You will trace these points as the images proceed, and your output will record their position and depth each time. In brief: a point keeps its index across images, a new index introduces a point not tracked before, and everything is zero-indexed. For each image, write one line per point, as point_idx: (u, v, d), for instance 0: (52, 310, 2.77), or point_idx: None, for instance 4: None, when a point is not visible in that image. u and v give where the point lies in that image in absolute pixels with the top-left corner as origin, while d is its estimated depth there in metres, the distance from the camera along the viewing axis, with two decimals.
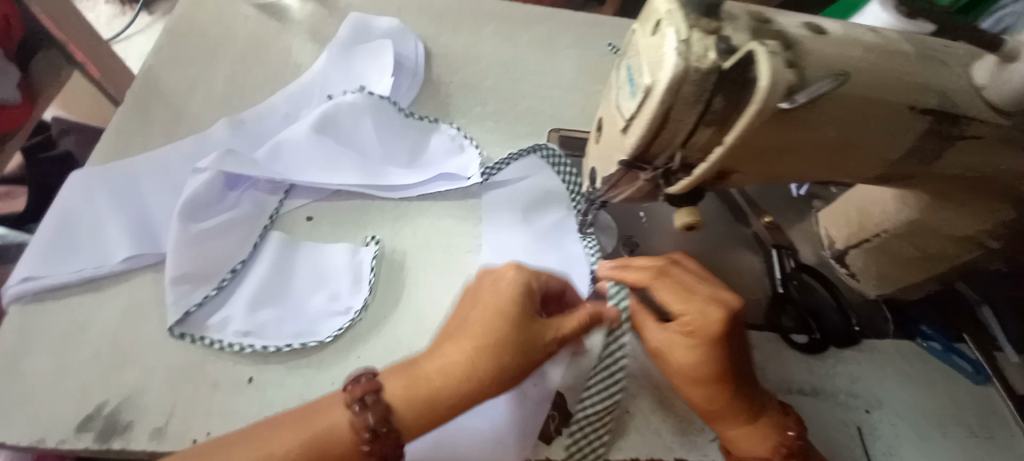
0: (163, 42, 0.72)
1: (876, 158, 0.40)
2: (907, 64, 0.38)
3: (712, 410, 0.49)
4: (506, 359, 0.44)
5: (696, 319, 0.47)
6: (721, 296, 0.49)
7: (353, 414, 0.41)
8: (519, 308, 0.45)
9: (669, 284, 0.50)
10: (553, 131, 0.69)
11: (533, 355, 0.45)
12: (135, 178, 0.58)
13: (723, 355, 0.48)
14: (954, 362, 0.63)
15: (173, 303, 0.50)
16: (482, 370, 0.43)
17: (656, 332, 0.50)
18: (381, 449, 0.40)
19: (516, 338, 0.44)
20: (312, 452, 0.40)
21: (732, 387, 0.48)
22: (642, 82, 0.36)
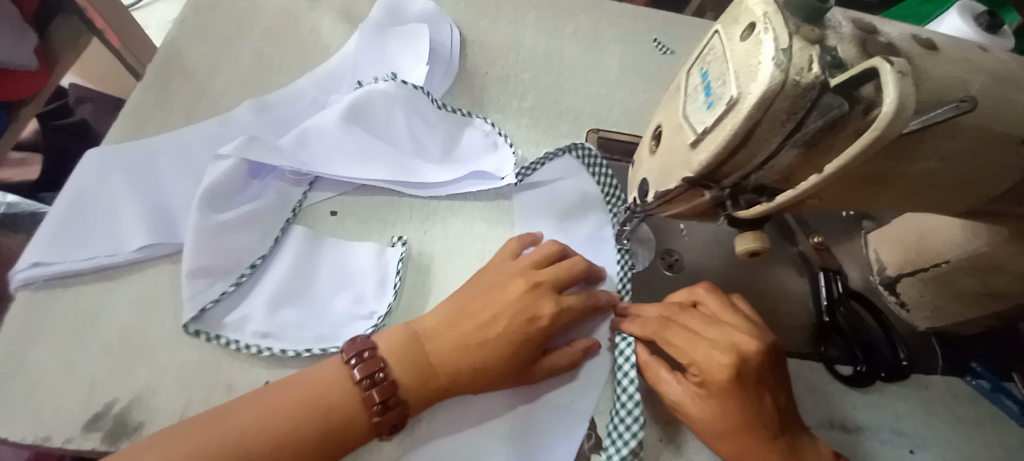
0: (186, 13, 0.68)
1: (969, 192, 0.36)
2: (1022, 92, 0.34)
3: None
4: (505, 374, 0.46)
5: (706, 366, 0.45)
6: (734, 339, 0.46)
7: (362, 392, 0.43)
8: (526, 334, 0.46)
9: (677, 331, 0.48)
10: (593, 132, 0.64)
11: (535, 375, 0.48)
12: (151, 161, 0.55)
13: (740, 404, 0.45)
14: (1001, 402, 0.60)
15: (188, 299, 0.47)
16: (482, 376, 0.45)
17: (671, 384, 0.47)
18: (392, 420, 0.43)
19: (518, 360, 0.46)
20: (332, 436, 0.41)
21: (758, 437, 0.45)
22: (726, 94, 0.32)
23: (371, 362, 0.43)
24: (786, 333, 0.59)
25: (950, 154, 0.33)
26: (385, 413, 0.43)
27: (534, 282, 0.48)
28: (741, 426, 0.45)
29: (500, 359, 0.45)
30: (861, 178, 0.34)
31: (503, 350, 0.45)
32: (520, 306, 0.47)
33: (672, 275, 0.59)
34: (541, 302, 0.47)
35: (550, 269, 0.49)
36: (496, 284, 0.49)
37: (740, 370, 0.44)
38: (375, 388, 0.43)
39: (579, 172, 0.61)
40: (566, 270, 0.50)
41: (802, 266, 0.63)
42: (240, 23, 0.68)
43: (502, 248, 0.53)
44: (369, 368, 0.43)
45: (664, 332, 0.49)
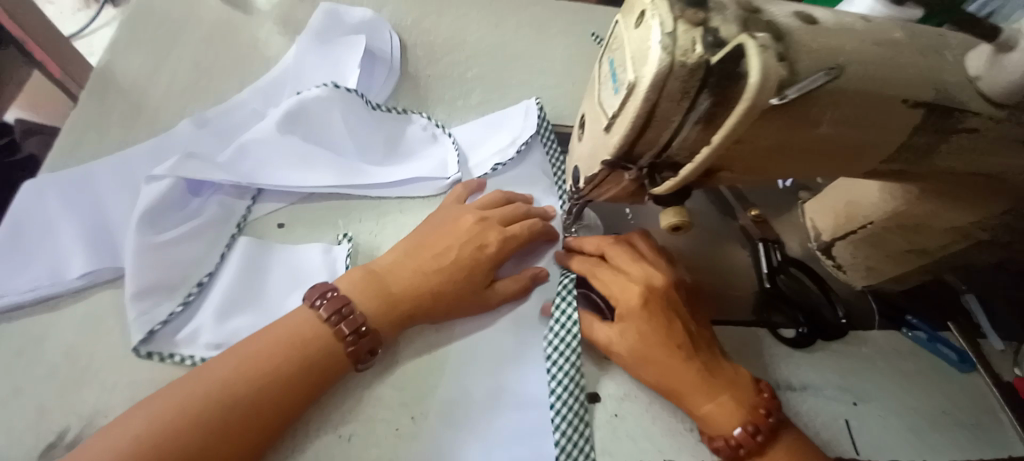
0: (123, 34, 0.68)
1: (869, 153, 0.39)
2: (900, 56, 0.36)
3: (616, 345, 0.50)
4: (453, 279, 0.51)
5: (621, 295, 0.52)
6: (648, 273, 0.53)
7: (331, 326, 0.45)
8: (473, 234, 0.53)
9: (604, 268, 0.54)
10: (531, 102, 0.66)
11: (478, 274, 0.52)
12: (90, 182, 0.54)
13: (665, 298, 0.51)
14: (938, 350, 0.63)
15: (135, 322, 0.47)
16: (442, 292, 0.50)
17: (603, 329, 0.51)
18: (365, 348, 0.45)
19: (462, 259, 0.51)
20: (303, 366, 0.43)
21: (663, 317, 0.50)
22: (626, 79, 0.34)
23: (334, 301, 0.45)
24: (730, 303, 0.62)
25: (839, 119, 0.35)
26: (357, 343, 0.45)
27: (481, 217, 0.54)
28: (658, 309, 0.51)
29: (450, 280, 0.50)
30: (764, 148, 0.37)
31: (454, 286, 0.50)
32: (470, 236, 0.53)
33: None
34: (488, 233, 0.53)
35: (496, 209, 0.55)
36: (447, 221, 0.55)
37: (648, 294, 0.51)
38: (343, 322, 0.45)
39: (531, 159, 0.64)
40: (510, 211, 0.56)
41: (744, 238, 0.66)
42: (175, 42, 0.68)
43: (449, 193, 0.59)
44: (335, 305, 0.45)
45: (594, 268, 0.54)
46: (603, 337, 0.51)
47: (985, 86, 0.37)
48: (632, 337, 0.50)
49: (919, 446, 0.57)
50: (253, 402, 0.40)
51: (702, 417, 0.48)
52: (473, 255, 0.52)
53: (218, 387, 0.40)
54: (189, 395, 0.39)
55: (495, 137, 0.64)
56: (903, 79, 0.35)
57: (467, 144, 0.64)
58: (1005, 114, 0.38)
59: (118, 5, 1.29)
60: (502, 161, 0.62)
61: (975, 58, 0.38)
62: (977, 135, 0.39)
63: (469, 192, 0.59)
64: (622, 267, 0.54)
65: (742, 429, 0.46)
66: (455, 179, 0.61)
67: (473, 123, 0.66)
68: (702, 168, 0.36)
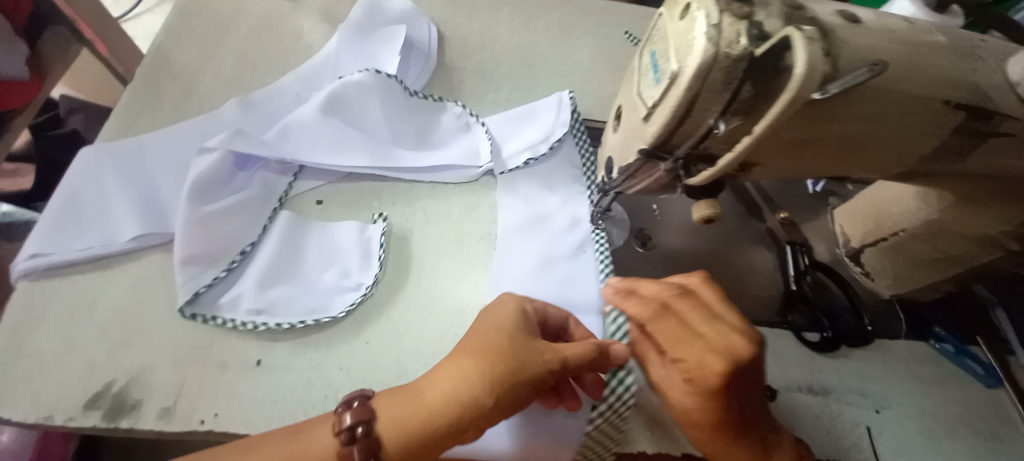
0: (175, 18, 0.71)
1: (904, 154, 0.39)
2: (941, 57, 0.36)
3: (668, 392, 0.47)
4: (479, 400, 0.40)
5: (698, 368, 0.44)
6: (728, 341, 0.44)
7: (341, 442, 0.38)
8: (506, 350, 0.42)
9: (671, 323, 0.48)
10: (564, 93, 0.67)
11: (506, 407, 0.41)
12: (144, 154, 0.58)
13: (745, 377, 0.44)
14: (966, 364, 0.62)
15: (183, 284, 0.49)
16: (464, 415, 0.40)
17: (658, 368, 0.48)
18: None
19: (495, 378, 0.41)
20: None
21: (734, 405, 0.44)
22: (668, 69, 0.35)
23: (360, 411, 0.39)
24: (753, 304, 0.63)
25: (877, 116, 0.36)
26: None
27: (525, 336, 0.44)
28: (750, 378, 0.45)
29: (475, 408, 0.40)
30: (799, 141, 0.37)
31: (477, 415, 0.40)
32: (505, 356, 0.42)
33: (645, 251, 0.62)
34: (530, 330, 0.45)
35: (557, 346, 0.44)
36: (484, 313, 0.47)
37: (730, 375, 0.43)
38: (357, 442, 0.38)
39: (562, 152, 0.66)
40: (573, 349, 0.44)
41: (770, 241, 0.66)
42: (223, 26, 0.71)
43: (498, 305, 0.47)
44: (358, 417, 0.39)
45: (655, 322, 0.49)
46: (658, 376, 0.48)
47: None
48: (693, 401, 0.45)
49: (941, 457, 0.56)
50: None
51: None
52: (504, 386, 0.41)
53: None
54: None
55: (530, 130, 0.65)
56: (943, 79, 0.36)
57: (502, 135, 0.65)
58: None
59: None
60: (535, 156, 0.63)
61: (1017, 64, 0.38)
62: (1016, 139, 0.39)
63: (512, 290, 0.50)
64: (694, 327, 0.47)
65: None
66: (488, 168, 0.63)
67: (507, 113, 0.67)
68: (737, 161, 0.37)
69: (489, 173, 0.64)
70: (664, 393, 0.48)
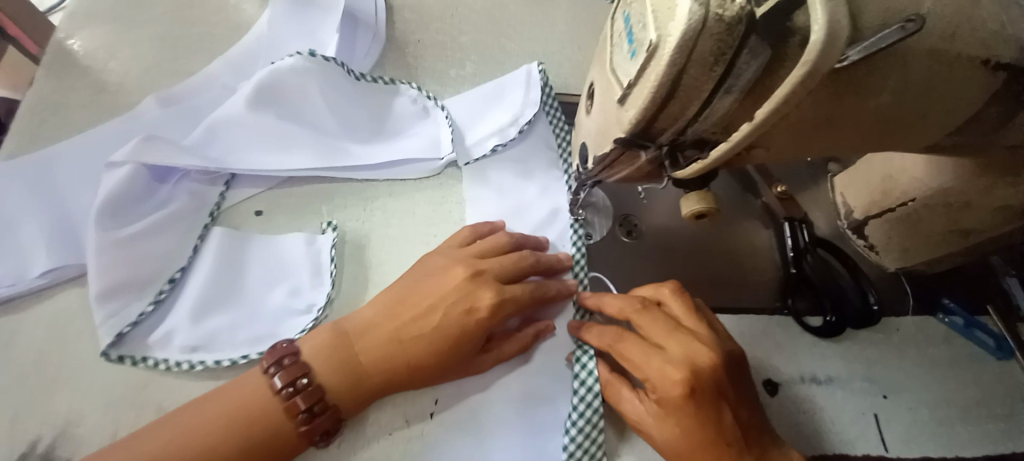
0: (79, 3, 0.61)
1: (929, 126, 0.33)
2: (982, 6, 0.30)
3: (647, 428, 0.42)
4: (427, 341, 0.43)
5: (660, 383, 0.41)
6: (687, 350, 0.42)
7: (284, 400, 0.40)
8: (456, 294, 0.44)
9: (631, 342, 0.44)
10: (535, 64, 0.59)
11: (458, 346, 0.43)
12: (46, 171, 0.49)
13: (711, 385, 0.41)
14: (976, 337, 0.58)
15: (102, 324, 0.42)
16: (413, 357, 0.43)
17: (633, 405, 0.43)
18: (322, 427, 0.40)
19: (443, 318, 0.43)
20: (238, 429, 0.38)
21: (711, 413, 0.41)
22: (646, 39, 0.28)
23: (292, 369, 0.40)
24: (750, 289, 0.58)
25: (903, 84, 0.29)
26: (312, 421, 0.40)
27: (476, 269, 0.45)
28: (723, 384, 0.42)
29: (431, 349, 0.43)
30: (806, 120, 0.31)
31: (425, 353, 0.43)
32: (458, 295, 0.44)
33: (632, 241, 0.56)
34: (481, 292, 0.44)
35: (496, 258, 0.47)
36: (432, 270, 0.46)
37: (693, 384, 0.40)
38: (299, 396, 0.40)
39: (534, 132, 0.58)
40: (512, 261, 0.47)
41: (768, 218, 0.61)
42: (137, 9, 0.61)
43: (454, 235, 0.50)
44: (291, 375, 0.40)
45: (618, 344, 0.44)
46: (633, 414, 0.43)
47: None
48: (672, 429, 0.41)
49: (952, 440, 0.53)
50: None
51: None
52: (452, 323, 0.43)
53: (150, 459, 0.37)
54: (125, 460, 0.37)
55: (497, 111, 0.58)
56: (982, 34, 0.29)
57: (465, 120, 0.58)
58: None
59: None
60: (504, 142, 0.56)
61: None
62: None
63: (477, 235, 0.49)
64: (655, 344, 0.43)
65: None
66: (450, 159, 0.55)
67: (472, 90, 0.60)
68: (735, 151, 0.30)
69: (454, 164, 0.56)
70: (644, 432, 0.42)
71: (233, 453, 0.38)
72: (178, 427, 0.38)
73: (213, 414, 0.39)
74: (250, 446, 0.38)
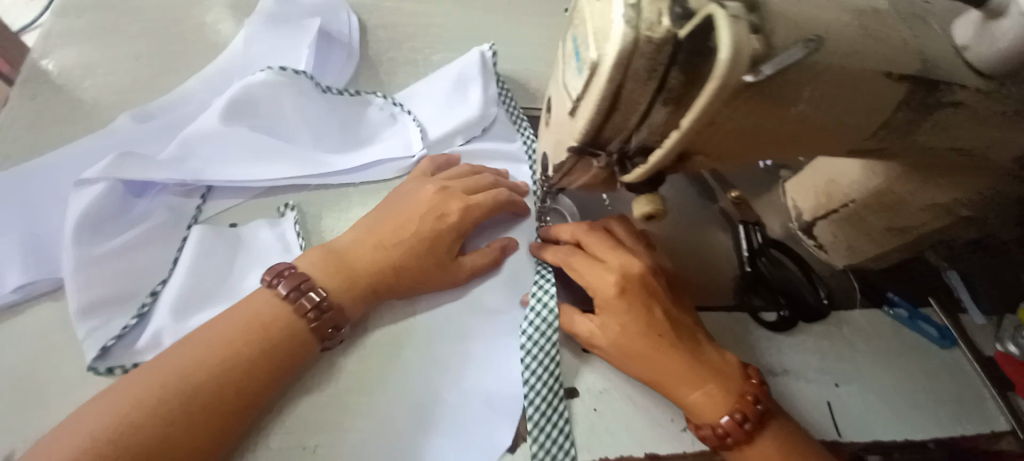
0: (55, 22, 0.63)
1: (850, 133, 0.37)
2: (886, 26, 0.33)
3: (596, 336, 0.47)
4: (410, 248, 0.48)
5: (597, 286, 0.48)
6: (620, 259, 0.49)
7: (289, 303, 0.43)
8: (429, 205, 0.50)
9: (579, 257, 0.50)
10: (477, 49, 0.64)
11: (440, 249, 0.49)
12: (19, 187, 0.50)
13: (641, 284, 0.48)
14: (921, 329, 0.62)
15: (86, 340, 0.43)
16: (398, 262, 0.48)
17: (582, 319, 0.48)
18: (326, 326, 0.43)
19: (425, 226, 0.49)
20: (257, 333, 0.41)
21: (644, 309, 0.47)
22: (589, 57, 0.31)
23: (293, 277, 0.43)
24: (710, 288, 0.61)
25: (820, 96, 0.33)
26: (321, 318, 0.43)
27: (442, 186, 0.52)
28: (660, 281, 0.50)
29: (416, 254, 0.48)
30: (738, 128, 0.34)
31: (409, 258, 0.48)
32: (431, 206, 0.50)
33: None
34: (450, 202, 0.51)
35: (461, 181, 0.53)
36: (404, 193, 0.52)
37: (623, 283, 0.48)
38: (304, 297, 0.43)
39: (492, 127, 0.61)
40: (475, 183, 0.53)
41: (724, 221, 0.64)
42: (113, 28, 0.63)
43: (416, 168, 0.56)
44: (291, 283, 0.43)
45: (569, 257, 0.51)
46: (584, 331, 0.48)
47: (974, 57, 0.36)
48: (615, 330, 0.47)
49: (901, 425, 0.57)
50: (220, 387, 0.39)
51: (688, 408, 0.45)
52: (432, 228, 0.49)
53: (176, 374, 0.38)
54: (152, 381, 0.38)
55: (457, 101, 0.61)
56: (887, 51, 0.33)
57: (430, 115, 0.61)
58: (993, 86, 0.36)
59: None
60: (474, 134, 0.60)
61: (963, 27, 0.36)
62: (965, 108, 0.37)
63: (438, 166, 0.56)
64: (599, 257, 0.50)
65: (729, 418, 0.44)
66: (421, 156, 0.58)
67: (424, 80, 0.63)
68: (671, 153, 0.34)
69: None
70: (594, 340, 0.47)
71: (258, 353, 0.40)
72: (199, 338, 0.40)
73: (230, 326, 0.41)
74: (270, 347, 0.41)
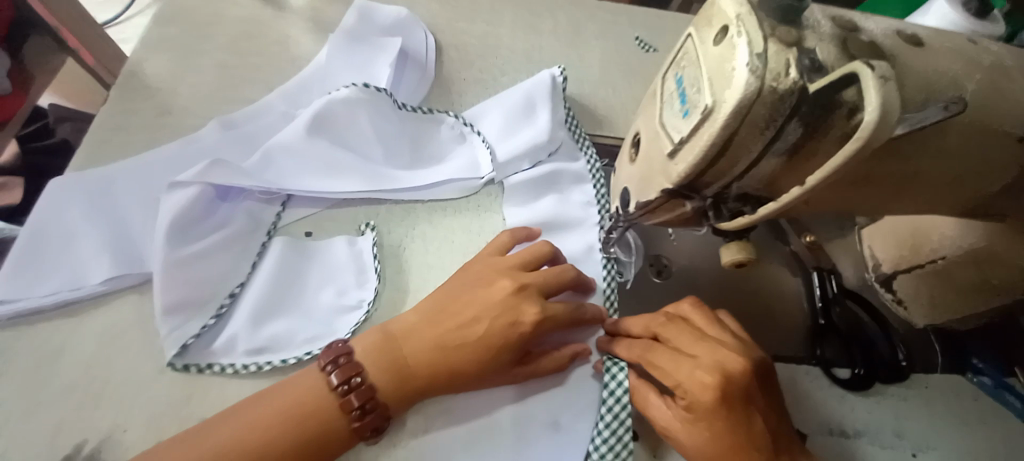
0: (153, 29, 0.66)
1: (962, 193, 0.35)
2: (1016, 87, 0.32)
3: (678, 434, 0.43)
4: (467, 349, 0.44)
5: (692, 388, 0.42)
6: (721, 358, 0.43)
7: (339, 396, 0.41)
8: (508, 294, 0.46)
9: (662, 350, 0.45)
10: (549, 71, 0.63)
11: (501, 356, 0.44)
12: (114, 184, 0.53)
13: (744, 392, 0.42)
14: (1003, 399, 0.58)
15: (167, 336, 0.45)
16: (452, 362, 0.44)
17: (661, 410, 0.44)
18: (371, 424, 0.42)
19: (499, 327, 0.44)
20: (297, 421, 0.40)
21: (742, 416, 0.42)
22: (701, 102, 0.30)
23: (362, 391, 0.42)
24: (780, 337, 0.58)
25: (940, 156, 0.32)
26: (364, 418, 0.42)
27: (520, 283, 0.47)
28: (733, 406, 0.41)
29: (476, 357, 0.44)
30: (847, 183, 0.33)
31: (493, 336, 0.44)
32: (504, 308, 0.45)
33: (661, 281, 0.58)
34: (525, 305, 0.45)
35: (537, 273, 0.48)
36: (480, 281, 0.47)
37: (726, 390, 0.41)
38: (353, 394, 0.41)
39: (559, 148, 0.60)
40: (555, 277, 0.48)
41: (796, 265, 0.61)
42: (207, 37, 0.66)
43: (492, 241, 0.52)
44: (362, 396, 0.41)
45: (648, 352, 0.45)
46: (662, 420, 0.43)
47: None
48: (703, 434, 0.42)
49: None
50: None
51: None
52: (505, 341, 0.44)
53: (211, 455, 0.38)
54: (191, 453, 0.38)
55: (526, 124, 0.60)
56: (1018, 111, 0.31)
57: (498, 138, 0.60)
58: None
59: None
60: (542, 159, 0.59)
61: None
62: None
63: (516, 241, 0.52)
64: (685, 351, 0.44)
65: None
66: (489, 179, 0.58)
67: (492, 99, 0.64)
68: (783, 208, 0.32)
69: (492, 182, 0.60)
70: (672, 438, 0.43)
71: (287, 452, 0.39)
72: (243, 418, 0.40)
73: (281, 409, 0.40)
74: (305, 438, 0.40)
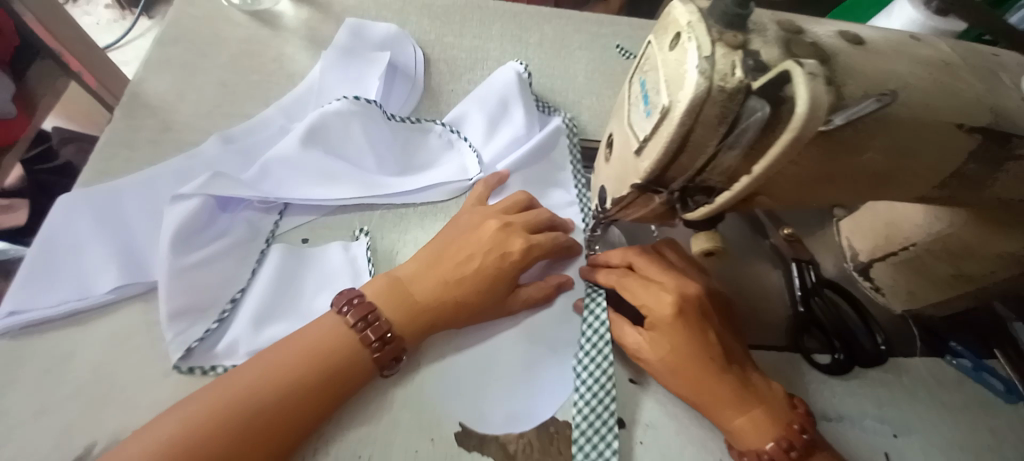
0: (155, 50, 0.70)
1: (914, 182, 0.37)
2: (957, 81, 0.34)
3: (647, 354, 0.48)
4: (468, 281, 0.49)
5: (655, 307, 0.49)
6: (679, 283, 0.50)
7: (356, 332, 0.45)
8: (495, 232, 0.51)
9: (634, 280, 0.51)
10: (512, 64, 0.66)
11: (495, 283, 0.50)
12: (120, 197, 0.56)
13: (701, 309, 0.49)
14: (985, 381, 0.59)
15: (173, 340, 0.47)
16: (455, 296, 0.49)
17: (634, 335, 0.49)
18: (386, 355, 0.45)
19: (490, 258, 0.50)
20: (319, 355, 0.43)
21: (702, 332, 0.48)
22: (660, 102, 0.33)
23: (379, 326, 0.45)
24: (763, 328, 0.60)
25: (889, 146, 0.34)
26: (383, 349, 0.45)
27: (505, 222, 0.52)
28: (692, 322, 0.48)
29: (475, 288, 0.49)
30: (802, 174, 0.35)
31: (486, 267, 0.50)
32: (494, 243, 0.51)
33: None
34: (512, 239, 0.51)
35: (520, 214, 0.54)
36: (470, 227, 0.53)
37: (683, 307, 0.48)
38: (370, 329, 0.45)
39: (549, 155, 0.63)
40: (534, 217, 0.54)
41: (777, 259, 0.64)
42: (206, 57, 0.70)
43: (471, 192, 0.58)
44: (378, 331, 0.45)
45: (623, 283, 0.51)
46: (634, 343, 0.49)
47: None
48: (667, 349, 0.48)
49: None
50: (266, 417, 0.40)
51: (730, 430, 0.47)
52: (496, 270, 0.50)
53: (241, 395, 0.41)
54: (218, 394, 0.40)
55: (507, 123, 0.64)
56: (958, 103, 0.34)
57: (483, 141, 0.63)
58: None
59: (153, 18, 1.34)
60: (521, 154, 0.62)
61: None
62: None
63: (490, 188, 0.58)
64: (653, 281, 0.51)
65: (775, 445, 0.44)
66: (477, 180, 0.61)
67: (467, 98, 0.66)
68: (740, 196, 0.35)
69: None
70: (642, 359, 0.49)
71: (309, 382, 0.42)
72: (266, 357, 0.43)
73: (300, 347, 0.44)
74: (326, 370, 0.43)
